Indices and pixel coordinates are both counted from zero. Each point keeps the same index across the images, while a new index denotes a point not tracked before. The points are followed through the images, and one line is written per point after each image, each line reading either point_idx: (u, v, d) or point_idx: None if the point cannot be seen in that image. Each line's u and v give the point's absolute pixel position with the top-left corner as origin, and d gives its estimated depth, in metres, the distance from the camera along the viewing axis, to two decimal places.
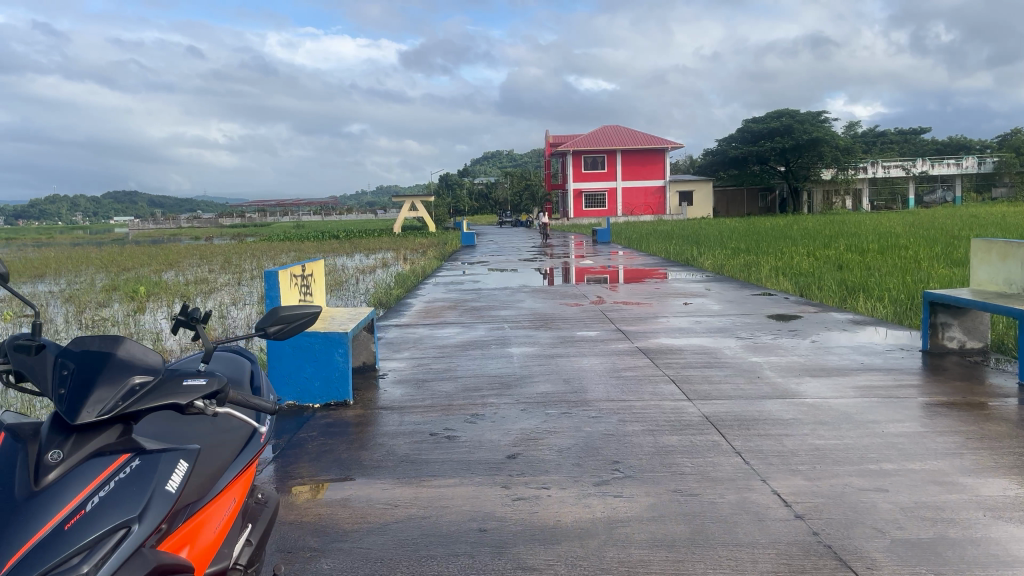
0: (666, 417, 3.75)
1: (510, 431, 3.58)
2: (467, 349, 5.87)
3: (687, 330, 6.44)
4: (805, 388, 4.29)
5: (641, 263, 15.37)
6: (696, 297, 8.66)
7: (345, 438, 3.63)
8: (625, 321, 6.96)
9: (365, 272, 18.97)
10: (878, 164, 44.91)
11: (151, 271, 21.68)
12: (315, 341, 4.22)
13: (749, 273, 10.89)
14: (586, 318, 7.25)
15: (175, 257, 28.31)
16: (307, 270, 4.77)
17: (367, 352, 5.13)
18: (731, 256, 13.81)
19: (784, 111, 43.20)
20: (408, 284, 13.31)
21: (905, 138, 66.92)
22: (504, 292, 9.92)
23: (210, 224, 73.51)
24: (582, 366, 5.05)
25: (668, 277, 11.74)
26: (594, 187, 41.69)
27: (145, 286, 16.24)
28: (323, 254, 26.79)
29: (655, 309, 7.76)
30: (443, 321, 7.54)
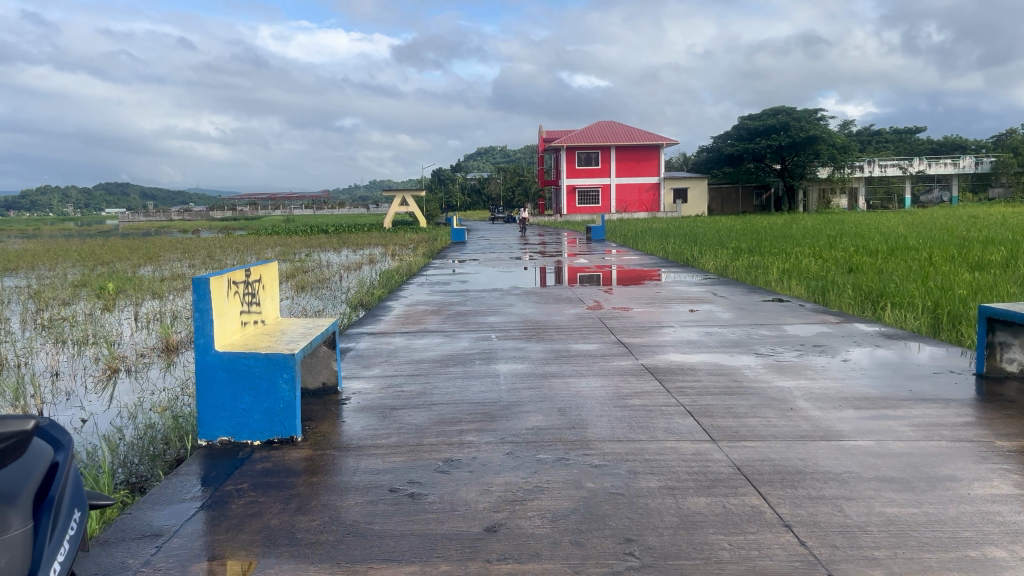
0: (688, 468, 2.99)
1: (491, 488, 2.81)
2: (447, 365, 5.09)
3: (698, 343, 5.69)
4: (852, 425, 3.53)
5: (638, 263, 14.62)
6: (703, 303, 7.90)
7: (280, 494, 2.85)
8: (627, 332, 6.20)
9: (350, 268, 18.17)
10: (875, 164, 44.29)
11: (126, 266, 20.83)
12: (255, 364, 3.43)
13: (755, 276, 10.15)
14: (583, 327, 6.49)
15: (155, 250, 27.43)
16: (251, 275, 3.99)
17: (327, 372, 4.41)
18: (734, 256, 13.10)
19: (782, 108, 42.58)
20: (392, 283, 12.52)
21: (901, 138, 66.38)
22: (493, 294, 9.13)
23: (199, 217, 72.40)
24: (580, 390, 4.29)
25: (669, 279, 11.01)
26: (588, 183, 40.94)
27: (115, 281, 15.39)
28: (309, 249, 25.95)
29: (660, 317, 7.01)
30: (423, 328, 6.77)
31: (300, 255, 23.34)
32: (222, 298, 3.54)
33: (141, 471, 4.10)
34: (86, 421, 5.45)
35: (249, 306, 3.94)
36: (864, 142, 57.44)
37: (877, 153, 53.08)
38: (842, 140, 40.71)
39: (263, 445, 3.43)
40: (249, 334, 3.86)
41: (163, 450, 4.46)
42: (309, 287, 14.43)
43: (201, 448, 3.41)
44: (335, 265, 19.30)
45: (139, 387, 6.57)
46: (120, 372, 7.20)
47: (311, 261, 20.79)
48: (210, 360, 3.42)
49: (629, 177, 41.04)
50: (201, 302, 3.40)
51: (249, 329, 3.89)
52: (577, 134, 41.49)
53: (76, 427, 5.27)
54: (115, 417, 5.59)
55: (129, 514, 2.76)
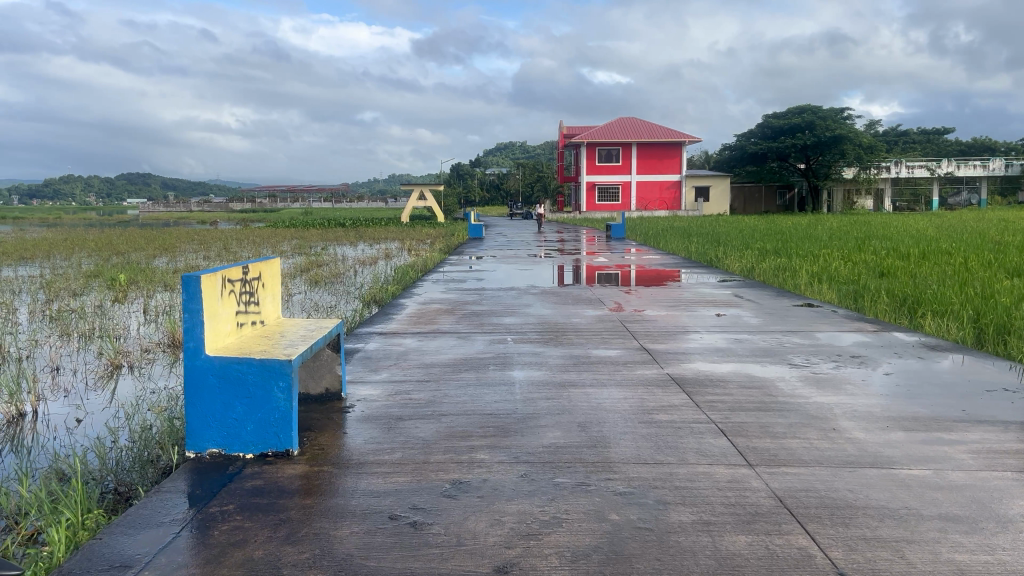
0: (724, 499, 2.68)
1: (502, 518, 2.51)
2: (459, 370, 4.79)
3: (727, 351, 5.36)
4: (904, 451, 3.19)
5: (660, 263, 14.25)
6: (729, 307, 7.55)
7: (269, 519, 2.56)
8: (650, 337, 5.88)
9: (365, 263, 17.93)
10: (901, 164, 43.49)
11: (142, 257, 20.74)
12: (248, 371, 3.15)
13: (783, 279, 9.77)
14: (604, 331, 6.17)
15: (173, 241, 27.39)
16: (249, 273, 3.71)
17: (330, 377, 4.13)
18: (759, 258, 12.73)
19: (807, 107, 41.92)
20: (406, 279, 12.26)
21: (927, 139, 65.32)
22: (510, 294, 8.83)
23: (219, 209, 72.69)
24: (602, 402, 3.97)
25: (692, 281, 10.67)
26: (608, 180, 40.55)
27: (129, 273, 15.26)
28: (325, 243, 25.80)
29: (685, 321, 6.67)
30: (436, 329, 6.49)
31: (315, 248, 23.18)
32: (215, 299, 3.27)
33: (131, 480, 3.85)
34: (82, 421, 5.21)
35: (246, 306, 3.66)
36: (890, 142, 56.50)
37: (903, 153, 52.19)
38: (868, 140, 40.05)
39: (256, 459, 3.15)
40: (245, 336, 3.59)
41: (157, 455, 4.20)
42: (323, 282, 14.21)
43: (188, 461, 3.14)
44: (351, 260, 19.08)
45: (141, 384, 6.35)
46: (123, 368, 6.97)
47: (328, 255, 20.63)
48: (199, 367, 3.14)
49: (650, 174, 40.58)
50: (190, 302, 3.12)
51: (245, 331, 3.61)
52: (598, 130, 41.09)
53: (72, 428, 5.04)
54: (113, 418, 5.35)
55: (100, 539, 2.48)
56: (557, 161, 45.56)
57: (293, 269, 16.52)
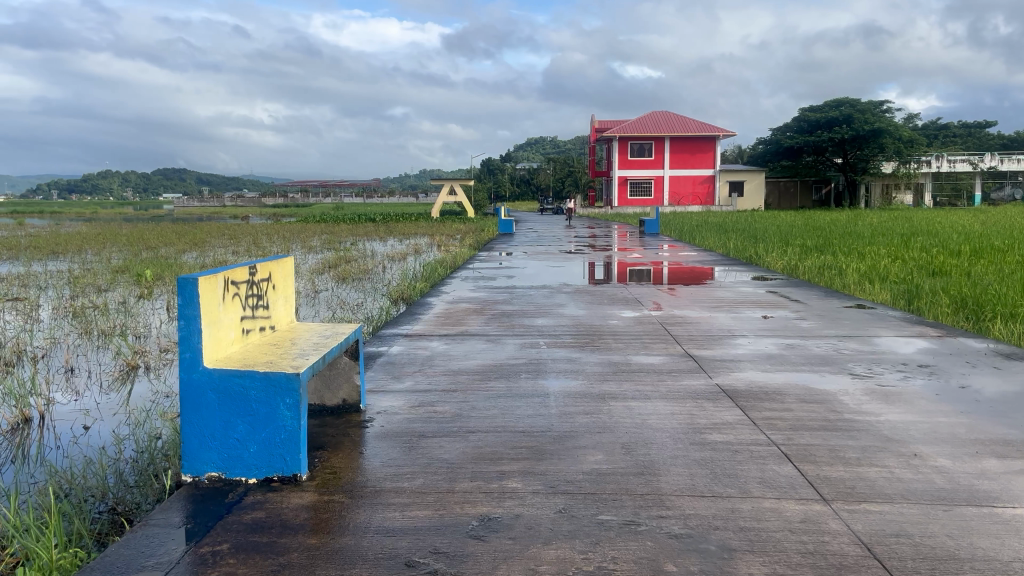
0: (798, 545, 2.26)
1: (538, 569, 2.12)
2: (489, 379, 4.41)
3: (780, 359, 4.91)
4: (1002, 485, 2.75)
5: (696, 260, 13.75)
6: (777, 310, 7.08)
7: (266, 565, 2.20)
8: (694, 342, 5.46)
9: (394, 259, 17.67)
10: (942, 158, 42.28)
11: (172, 251, 20.70)
12: (251, 385, 2.80)
13: (829, 278, 9.26)
14: (643, 335, 5.76)
15: (204, 236, 27.41)
16: (257, 273, 3.36)
17: (348, 388, 3.78)
18: (801, 255, 12.20)
19: (844, 100, 40.91)
20: (435, 276, 11.93)
21: (969, 133, 63.58)
22: (541, 293, 8.43)
23: (251, 204, 73.20)
24: (646, 418, 3.57)
25: (732, 280, 10.21)
26: (639, 174, 39.96)
27: (156, 268, 15.15)
28: (355, 238, 25.67)
29: (730, 325, 6.23)
30: (464, 331, 6.13)
31: (344, 243, 22.97)
32: (215, 304, 2.92)
33: (130, 499, 3.53)
34: (90, 428, 4.93)
35: (253, 309, 3.32)
36: (931, 136, 55.05)
37: (943, 148, 50.82)
38: (909, 133, 38.98)
39: (260, 485, 2.80)
40: (250, 344, 3.24)
41: (162, 469, 3.88)
42: (351, 278, 13.95)
43: (185, 485, 2.81)
44: (379, 255, 18.83)
45: (156, 388, 6.07)
46: (139, 370, 6.71)
47: (356, 250, 20.42)
48: (196, 381, 2.80)
49: (683, 169, 39.89)
50: (186, 308, 2.77)
51: (250, 338, 3.27)
52: (630, 124, 40.48)
53: (79, 435, 4.75)
54: (122, 424, 5.06)
55: None
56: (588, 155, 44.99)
57: (320, 265, 16.27)
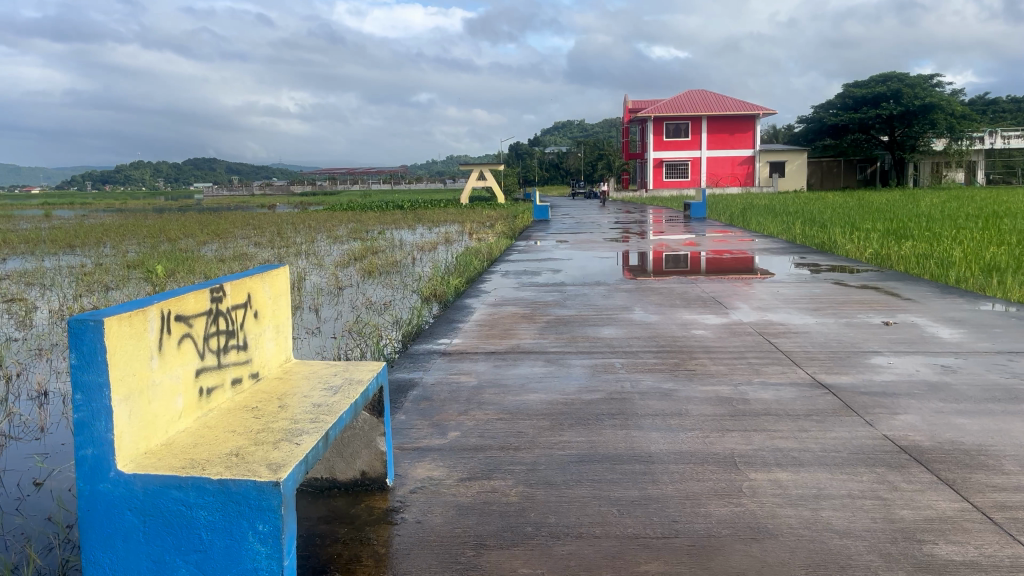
0: None
1: None
2: (566, 429, 3.21)
3: (950, 392, 3.65)
4: None
5: (757, 247, 12.47)
6: (895, 313, 5.78)
7: None
8: (821, 364, 4.23)
9: (425, 249, 16.55)
10: (995, 134, 40.07)
11: (191, 244, 19.74)
12: (197, 502, 1.63)
13: (934, 272, 7.96)
14: (748, 353, 4.53)
15: (226, 227, 26.42)
16: (227, 298, 2.19)
17: (368, 456, 2.62)
18: (883, 242, 10.87)
19: (891, 74, 38.88)
20: (470, 270, 10.74)
21: (1019, 106, 60.59)
22: (599, 292, 7.19)
23: (280, 192, 72.75)
24: (819, 510, 2.35)
25: (813, 270, 8.93)
26: (675, 156, 38.39)
27: (170, 263, 14.11)
28: (383, 227, 24.56)
29: (850, 337, 4.95)
30: (518, 345, 4.94)
31: (372, 233, 21.92)
32: (145, 362, 1.75)
33: None
34: (42, 484, 3.79)
35: (221, 355, 2.15)
36: (980, 110, 52.57)
37: (993, 124, 48.38)
38: (961, 108, 37.04)
39: None
40: (216, 412, 2.08)
41: None
42: (378, 271, 12.86)
43: None
44: (409, 245, 17.75)
45: None
46: None
47: (384, 240, 19.37)
48: (106, 496, 1.65)
49: (721, 150, 38.27)
50: (85, 373, 1.60)
51: (215, 403, 2.10)
52: (664, 104, 38.93)
53: (24, 498, 3.61)
54: None
55: None
56: (621, 137, 43.48)
57: (346, 257, 15.21)
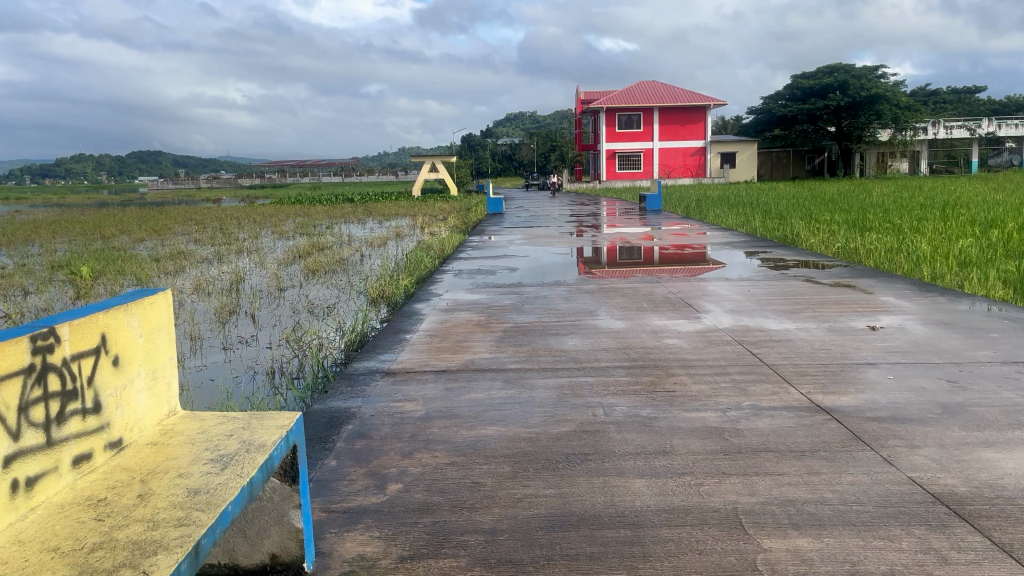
0: None
1: None
2: (531, 478, 2.65)
3: (968, 415, 3.18)
4: None
5: (717, 240, 12.08)
6: (878, 316, 5.35)
7: None
8: (816, 381, 3.73)
9: (374, 245, 15.83)
10: (939, 124, 40.75)
11: (125, 241, 18.65)
12: None
13: (908, 267, 7.61)
14: (732, 369, 4.02)
15: (164, 223, 25.21)
16: (64, 346, 1.58)
17: (278, 534, 2.02)
18: (847, 234, 10.57)
19: (838, 65, 39.23)
20: (419, 269, 10.12)
21: (959, 95, 61.94)
22: (558, 294, 6.66)
23: (226, 186, 70.81)
24: None
25: (779, 265, 8.53)
26: (628, 147, 38.12)
27: (97, 263, 13.16)
28: (331, 221, 23.70)
29: (838, 345, 4.49)
30: (472, 361, 4.36)
31: (319, 228, 21.07)
32: None
33: None
34: None
35: (53, 428, 1.54)
36: (922, 99, 53.57)
37: (935, 115, 49.28)
38: (906, 99, 37.50)
39: None
40: (38, 513, 1.48)
41: None
42: (323, 270, 12.17)
43: None
44: (356, 241, 17.02)
45: None
46: None
47: (331, 235, 18.60)
48: None
49: (673, 141, 38.11)
50: None
51: (40, 498, 1.50)
52: (617, 95, 38.62)
53: None
54: None
55: None
56: (574, 128, 43.07)
57: (290, 254, 14.44)
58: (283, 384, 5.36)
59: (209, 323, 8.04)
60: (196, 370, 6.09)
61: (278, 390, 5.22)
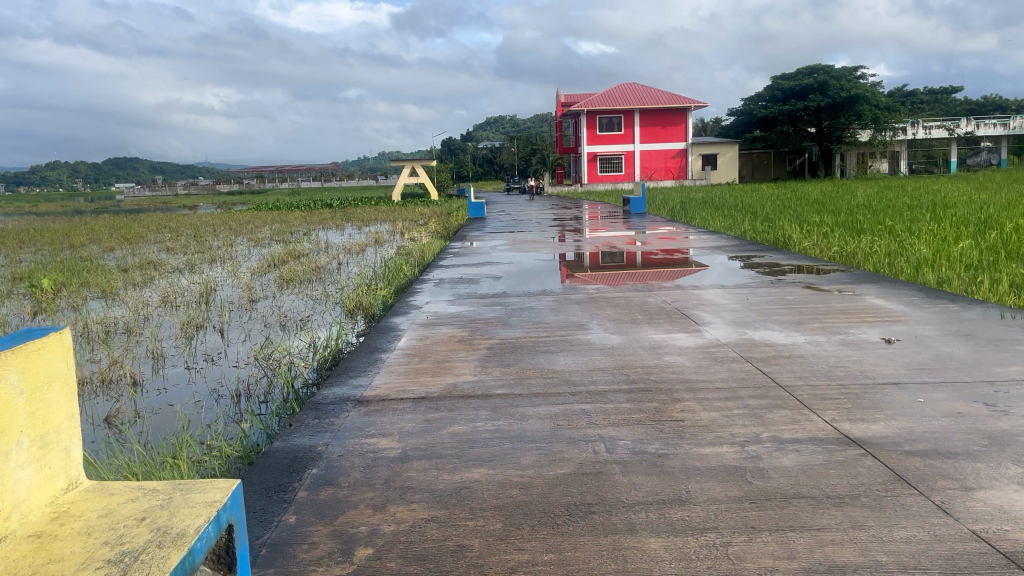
0: None
1: None
2: (527, 539, 2.23)
3: (1020, 447, 2.79)
4: None
5: (706, 244, 11.72)
6: (891, 327, 4.97)
7: None
8: (840, 406, 3.34)
9: (352, 252, 15.35)
10: (917, 123, 40.76)
11: (94, 251, 18.02)
12: None
13: (909, 271, 7.28)
14: (744, 392, 3.62)
15: (136, 231, 24.52)
16: None
17: None
18: (839, 236, 10.26)
19: (818, 66, 39.20)
20: (398, 278, 9.68)
21: (936, 95, 62.24)
22: (546, 305, 6.25)
23: (204, 192, 69.88)
24: None
25: (772, 270, 8.18)
26: (609, 149, 37.86)
27: (62, 274, 12.62)
28: (309, 227, 23.17)
29: (856, 361, 4.10)
30: (454, 385, 3.93)
31: (296, 234, 20.55)
32: None
33: None
34: None
35: None
36: (900, 98, 53.70)
37: (914, 116, 49.47)
38: (886, 99, 37.50)
39: None
40: None
41: None
42: (298, 279, 11.69)
43: None
44: (334, 247, 16.54)
45: None
46: None
47: (308, 242, 18.09)
48: None
49: (655, 143, 37.88)
50: None
51: None
52: (597, 97, 38.35)
53: None
54: None
55: None
56: (555, 131, 42.77)
57: (264, 263, 13.93)
58: (248, 407, 4.90)
59: (174, 339, 7.57)
60: (156, 392, 5.62)
61: (241, 416, 4.77)
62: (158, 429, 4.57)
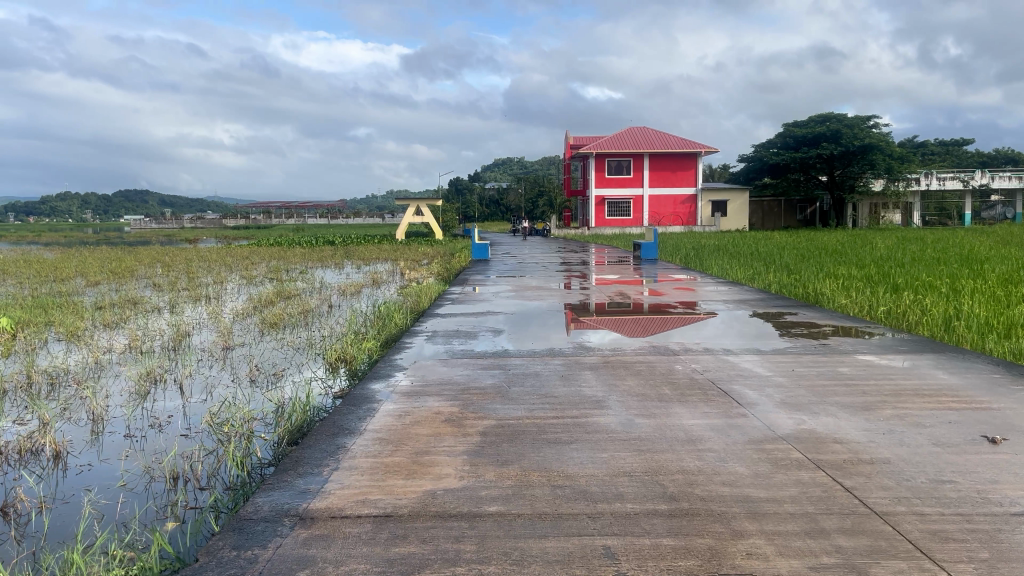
0: None
1: None
2: None
3: None
4: None
5: (727, 295, 10.76)
6: (987, 418, 3.98)
7: None
8: (977, 558, 2.34)
9: (346, 294, 14.39)
10: (931, 175, 39.99)
11: (77, 285, 17.07)
12: None
13: (973, 340, 6.30)
14: (828, 522, 2.63)
15: (129, 264, 23.63)
16: None
17: None
18: (875, 293, 9.31)
19: (830, 114, 38.62)
20: (389, 328, 8.72)
21: (948, 147, 61.76)
22: (555, 373, 5.25)
23: (209, 226, 69.34)
24: None
25: (809, 331, 7.21)
26: (617, 193, 37.13)
27: (28, 310, 11.63)
28: (306, 265, 22.22)
29: (968, 474, 3.10)
30: (432, 495, 2.94)
31: (292, 273, 19.63)
32: None
33: None
34: None
35: None
36: (911, 149, 53.03)
37: (926, 168, 48.85)
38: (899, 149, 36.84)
39: None
40: None
41: None
42: (283, 323, 10.70)
43: None
44: (328, 288, 15.60)
45: None
46: None
47: (302, 282, 17.15)
48: None
49: (664, 187, 37.17)
50: None
51: None
52: (606, 140, 37.77)
53: None
54: None
55: None
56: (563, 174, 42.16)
57: (250, 304, 12.94)
58: (181, 497, 3.89)
59: (126, 395, 6.56)
60: (79, 469, 4.60)
61: (169, 510, 3.77)
62: (58, 528, 3.56)
